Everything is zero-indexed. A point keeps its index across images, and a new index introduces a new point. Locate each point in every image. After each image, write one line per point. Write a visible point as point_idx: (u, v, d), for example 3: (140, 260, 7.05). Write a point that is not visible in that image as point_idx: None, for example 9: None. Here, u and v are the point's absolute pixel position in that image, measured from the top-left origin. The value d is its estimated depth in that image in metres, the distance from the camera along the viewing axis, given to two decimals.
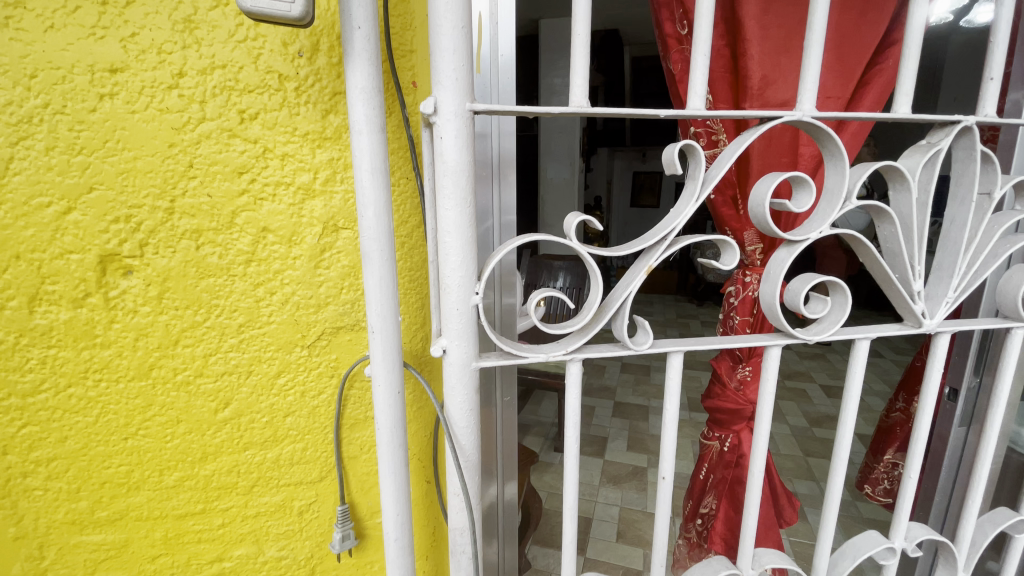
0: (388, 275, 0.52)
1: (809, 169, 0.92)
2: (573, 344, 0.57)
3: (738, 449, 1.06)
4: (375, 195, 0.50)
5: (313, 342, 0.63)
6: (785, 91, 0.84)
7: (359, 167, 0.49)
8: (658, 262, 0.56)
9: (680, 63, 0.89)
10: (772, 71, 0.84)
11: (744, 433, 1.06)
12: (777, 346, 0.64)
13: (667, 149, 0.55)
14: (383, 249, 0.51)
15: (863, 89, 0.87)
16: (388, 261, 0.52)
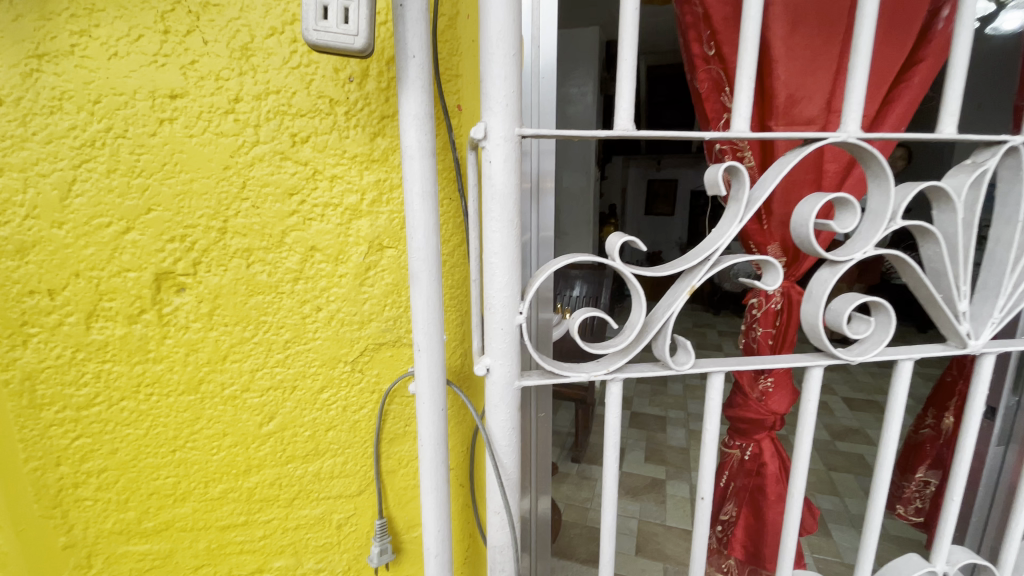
0: (435, 295, 0.53)
1: (834, 188, 0.89)
2: (614, 363, 0.58)
3: (758, 458, 1.02)
4: (425, 217, 0.51)
5: (355, 358, 0.64)
6: (810, 109, 0.84)
7: (410, 190, 0.50)
8: (701, 281, 0.56)
9: (706, 82, 0.89)
10: (799, 90, 0.84)
11: (766, 442, 1.02)
12: (819, 366, 0.63)
13: (708, 171, 0.56)
14: (431, 269, 0.52)
15: (890, 105, 0.86)
16: (435, 281, 0.53)
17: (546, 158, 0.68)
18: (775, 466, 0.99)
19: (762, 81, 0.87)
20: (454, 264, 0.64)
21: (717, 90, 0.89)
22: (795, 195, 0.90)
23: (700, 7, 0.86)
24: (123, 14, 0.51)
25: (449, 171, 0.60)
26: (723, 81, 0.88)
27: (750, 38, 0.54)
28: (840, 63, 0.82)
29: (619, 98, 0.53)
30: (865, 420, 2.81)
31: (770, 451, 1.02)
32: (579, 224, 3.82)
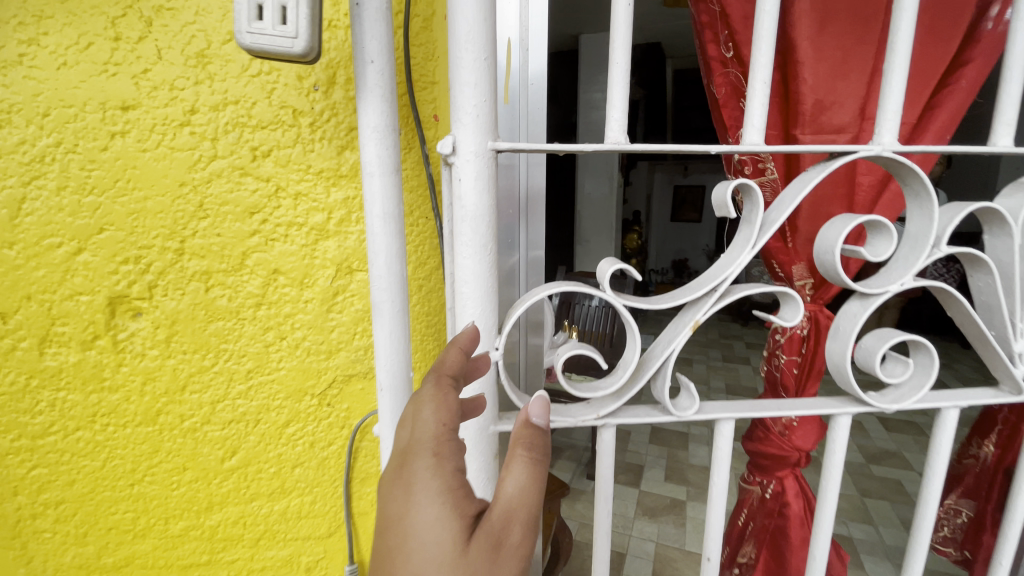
0: (400, 328, 0.47)
1: (866, 206, 0.78)
2: (605, 408, 0.50)
3: (779, 496, 0.91)
4: (387, 240, 0.45)
5: (324, 391, 0.59)
6: (842, 116, 0.75)
7: (369, 211, 0.45)
8: (707, 316, 0.48)
9: (725, 87, 0.81)
10: (828, 94, 0.75)
11: (790, 480, 0.90)
12: (847, 414, 0.55)
13: (717, 188, 0.49)
14: (395, 300, 0.46)
15: (934, 111, 0.75)
16: (400, 312, 0.47)
17: (536, 171, 0.61)
18: (799, 507, 0.88)
19: (786, 86, 0.78)
20: (431, 288, 0.59)
21: (736, 95, 0.81)
22: (822, 211, 0.81)
23: (717, 5, 0.78)
24: (72, 20, 0.47)
25: (424, 187, 0.55)
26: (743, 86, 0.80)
27: (766, 37, 0.47)
28: (875, 65, 0.74)
29: (610, 106, 0.46)
30: (901, 442, 2.63)
31: (794, 490, 0.90)
32: (600, 231, 3.73)
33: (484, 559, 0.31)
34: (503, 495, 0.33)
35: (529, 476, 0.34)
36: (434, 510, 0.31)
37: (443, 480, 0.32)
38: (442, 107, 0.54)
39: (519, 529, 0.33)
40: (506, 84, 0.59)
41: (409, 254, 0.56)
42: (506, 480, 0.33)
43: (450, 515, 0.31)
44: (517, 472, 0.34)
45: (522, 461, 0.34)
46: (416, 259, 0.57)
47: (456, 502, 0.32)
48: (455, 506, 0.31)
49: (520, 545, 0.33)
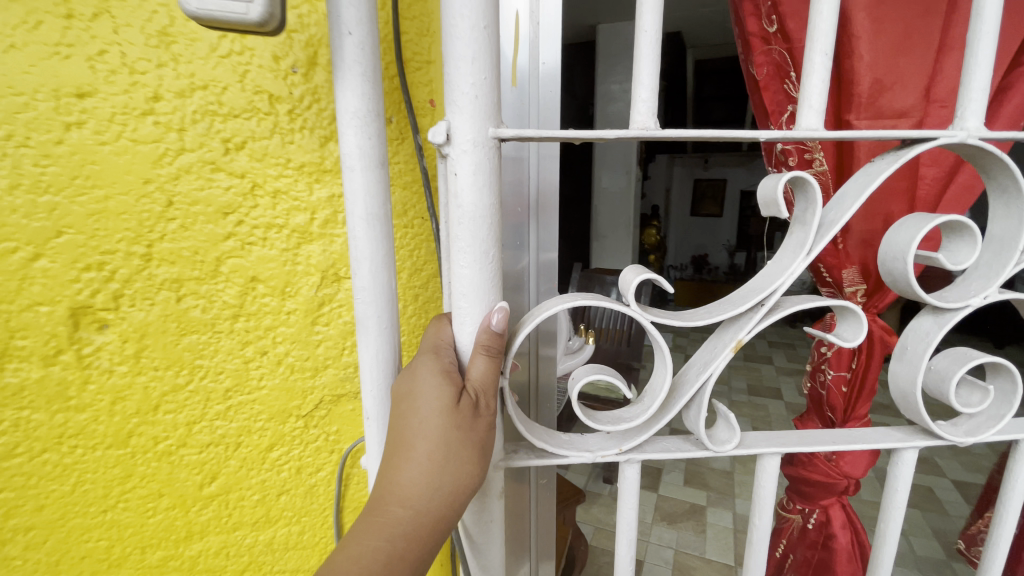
0: (388, 348, 0.41)
1: (929, 202, 0.71)
2: (630, 441, 0.43)
3: (825, 527, 0.85)
4: (372, 247, 0.38)
5: (311, 411, 0.54)
6: (904, 99, 0.67)
7: (350, 212, 0.38)
8: (751, 335, 0.40)
9: (766, 67, 0.74)
10: (888, 73, 0.66)
11: (835, 509, 0.84)
12: (913, 448, 0.46)
13: (765, 182, 0.41)
14: (382, 315, 0.40)
15: (1007, 95, 0.66)
16: (388, 330, 0.40)
17: (548, 164, 0.54)
18: (846, 540, 0.82)
19: (837, 65, 0.70)
20: (428, 297, 0.53)
21: (779, 75, 0.73)
22: (877, 210, 0.73)
23: None
24: None
25: (420, 183, 0.48)
26: (787, 65, 0.72)
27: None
28: (942, 40, 0.65)
29: (638, 84, 0.39)
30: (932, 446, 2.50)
31: (841, 522, 0.84)
32: (616, 226, 3.63)
33: (472, 414, 0.37)
34: (481, 372, 0.38)
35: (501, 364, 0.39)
36: (434, 378, 0.38)
37: (441, 364, 0.39)
38: (439, 90, 0.48)
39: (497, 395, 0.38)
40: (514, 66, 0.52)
41: (404, 260, 0.50)
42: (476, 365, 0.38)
43: (443, 384, 0.37)
44: (477, 360, 0.38)
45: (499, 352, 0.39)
46: (412, 265, 0.50)
47: (450, 375, 0.38)
48: (449, 377, 0.38)
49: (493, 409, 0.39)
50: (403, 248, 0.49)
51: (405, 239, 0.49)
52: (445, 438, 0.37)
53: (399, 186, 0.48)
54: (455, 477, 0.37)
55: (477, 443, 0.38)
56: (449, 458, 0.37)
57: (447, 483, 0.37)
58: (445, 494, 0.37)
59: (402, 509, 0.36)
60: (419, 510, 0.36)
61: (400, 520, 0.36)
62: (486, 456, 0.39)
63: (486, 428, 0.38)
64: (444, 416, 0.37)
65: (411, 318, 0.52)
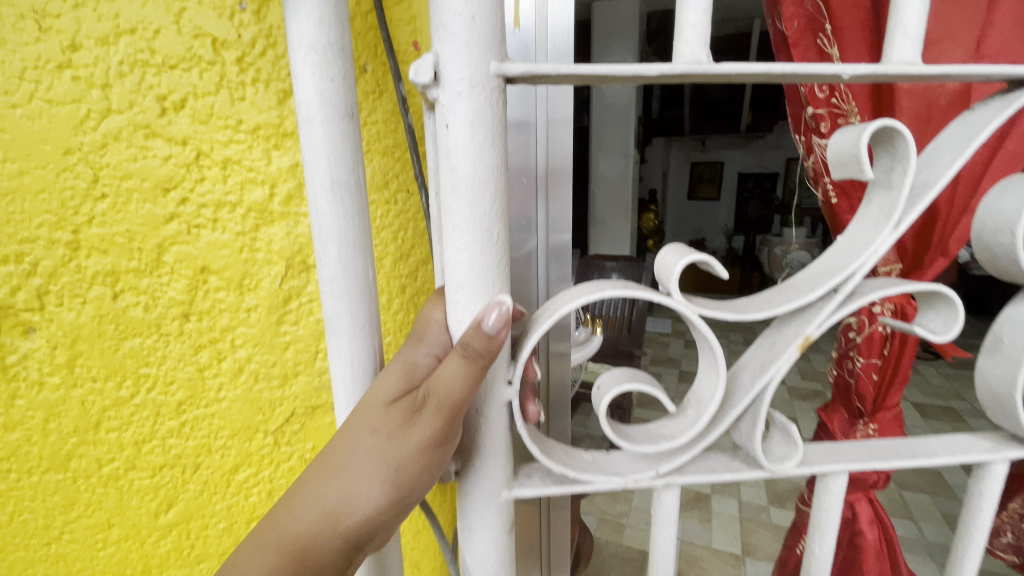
0: (364, 354, 0.32)
1: (974, 176, 0.63)
2: (671, 463, 0.35)
3: (851, 524, 0.78)
4: (342, 225, 0.30)
5: (281, 427, 0.46)
6: (953, 53, 0.59)
7: (311, 179, 0.29)
8: (822, 330, 0.33)
9: (797, 21, 0.65)
10: (939, 26, 0.59)
11: (862, 503, 0.78)
12: (1004, 461, 0.38)
13: (840, 135, 0.33)
14: (356, 314, 0.31)
15: None
16: (364, 334, 0.32)
17: (558, 133, 0.45)
18: (875, 538, 0.76)
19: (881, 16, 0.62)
20: (418, 288, 0.45)
21: (811, 30, 0.65)
22: None
23: None
24: None
25: (403, 148, 0.40)
26: (822, 17, 0.63)
27: None
28: None
29: (686, 3, 0.30)
30: None
31: (869, 517, 0.77)
32: (616, 211, 3.52)
33: (406, 422, 0.29)
34: (436, 376, 0.29)
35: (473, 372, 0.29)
36: (387, 368, 0.31)
37: (403, 356, 0.32)
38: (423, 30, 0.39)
39: (450, 410, 0.29)
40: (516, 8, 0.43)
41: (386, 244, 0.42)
42: (444, 366, 0.29)
43: (399, 376, 0.31)
44: (450, 361, 0.29)
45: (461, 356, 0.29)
46: (397, 251, 0.42)
47: (414, 370, 0.31)
48: (412, 371, 0.31)
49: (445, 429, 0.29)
50: (386, 228, 0.41)
51: (389, 218, 0.41)
52: (361, 440, 0.29)
53: (376, 151, 0.39)
54: (361, 496, 0.29)
55: (399, 461, 0.29)
56: (357, 466, 0.29)
57: (346, 498, 0.29)
58: (341, 514, 0.29)
59: (285, 514, 0.29)
60: (304, 523, 0.28)
61: (277, 527, 0.28)
62: (410, 484, 0.30)
63: (420, 447, 0.29)
64: (373, 412, 0.30)
65: (397, 313, 0.43)
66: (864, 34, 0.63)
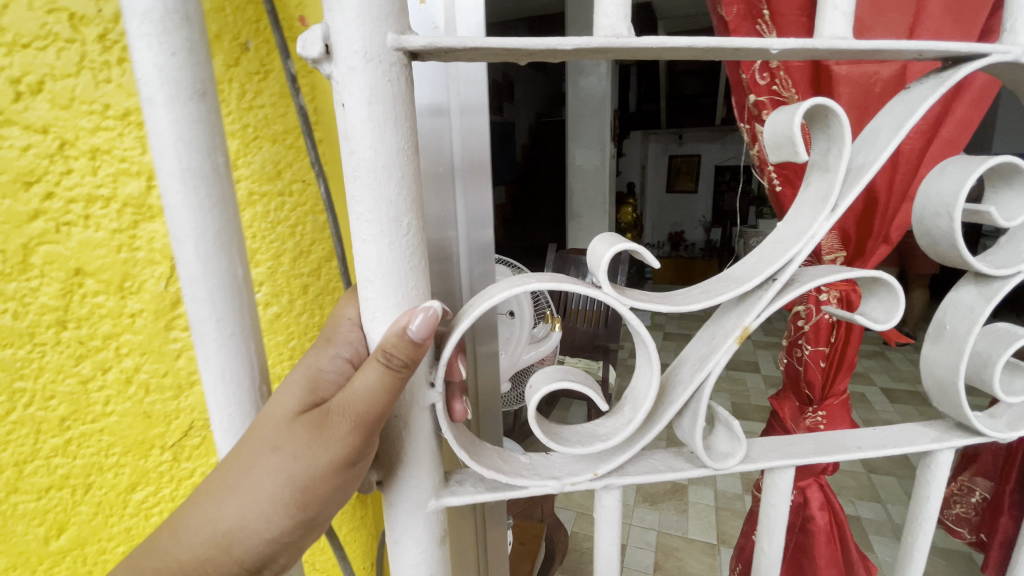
0: (238, 361, 0.30)
1: (911, 163, 0.67)
2: (608, 464, 0.33)
3: (803, 509, 0.82)
4: (198, 218, 0.28)
5: (180, 442, 0.42)
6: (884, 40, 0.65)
7: (160, 168, 0.27)
8: (760, 321, 0.31)
9: (736, 7, 0.71)
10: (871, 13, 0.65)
11: (812, 489, 0.82)
12: (948, 449, 0.37)
13: (775, 116, 0.31)
14: (224, 318, 0.29)
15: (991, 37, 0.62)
16: (240, 342, 0.30)
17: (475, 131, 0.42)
18: (825, 523, 0.79)
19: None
20: (322, 288, 0.44)
21: (751, 16, 0.70)
22: None
23: None
24: None
25: (294, 134, 0.39)
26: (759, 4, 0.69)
27: None
28: None
29: None
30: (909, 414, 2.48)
31: (818, 502, 0.81)
32: (594, 206, 3.47)
33: (310, 441, 0.27)
34: (346, 391, 0.27)
35: (389, 386, 0.27)
36: (290, 379, 0.29)
37: (309, 365, 0.29)
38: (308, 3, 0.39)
39: (357, 429, 0.27)
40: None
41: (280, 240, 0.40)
42: (354, 380, 0.27)
43: (303, 386, 0.28)
44: (370, 368, 0.27)
45: (377, 363, 0.26)
46: (295, 247, 0.41)
47: (320, 381, 0.29)
48: (316, 382, 0.29)
49: (356, 446, 0.27)
50: (282, 220, 0.40)
51: (285, 210, 0.40)
52: (260, 462, 0.27)
53: (234, 135, 0.37)
54: (258, 522, 0.27)
55: (301, 484, 0.27)
56: (252, 489, 0.27)
57: (240, 523, 0.27)
58: (234, 540, 0.27)
59: (174, 538, 0.27)
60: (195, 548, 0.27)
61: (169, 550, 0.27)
62: (317, 506, 0.28)
63: (322, 469, 0.27)
64: (272, 430, 0.27)
65: (301, 316, 0.43)
66: (801, 19, 0.67)
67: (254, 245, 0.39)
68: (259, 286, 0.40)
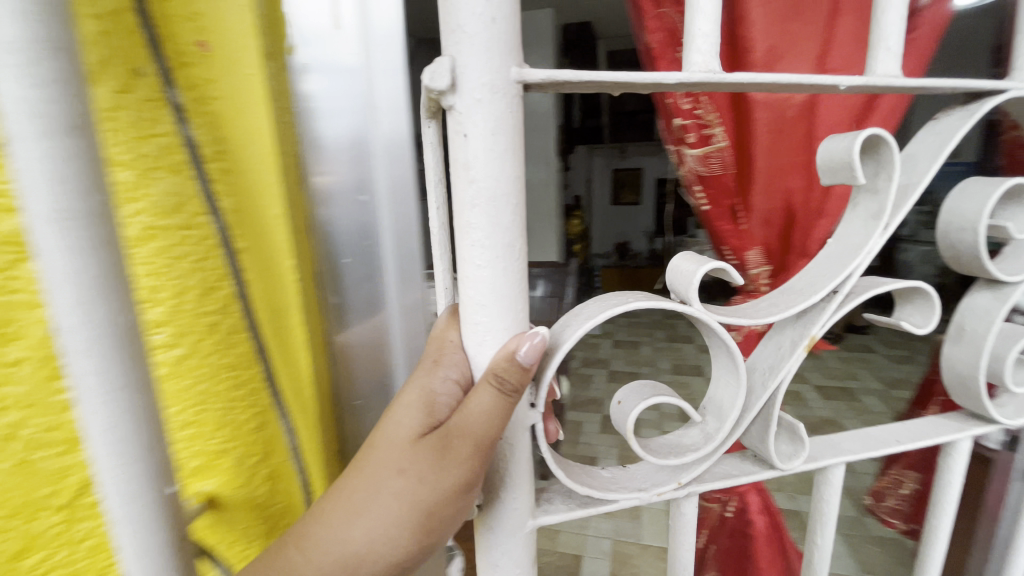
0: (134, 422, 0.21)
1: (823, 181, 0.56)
2: (691, 472, 0.35)
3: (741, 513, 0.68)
4: (88, 268, 0.19)
5: (76, 503, 0.31)
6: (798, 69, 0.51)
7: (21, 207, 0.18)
8: (825, 330, 0.34)
9: (661, 32, 0.52)
10: (782, 39, 0.50)
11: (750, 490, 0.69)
12: (969, 438, 0.42)
13: (831, 143, 0.34)
14: (111, 371, 0.20)
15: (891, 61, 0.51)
16: (131, 401, 0.21)
17: (398, 167, 0.41)
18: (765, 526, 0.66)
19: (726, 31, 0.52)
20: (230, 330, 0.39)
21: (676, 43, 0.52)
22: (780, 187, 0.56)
23: None
24: None
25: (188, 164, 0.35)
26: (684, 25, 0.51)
27: None
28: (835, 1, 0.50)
29: (696, 8, 0.28)
30: None
31: (760, 505, 0.67)
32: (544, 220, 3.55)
33: (435, 464, 0.26)
34: (460, 412, 0.26)
35: (503, 408, 0.26)
36: (408, 400, 0.28)
37: (424, 386, 0.29)
38: (211, 28, 0.34)
39: (476, 452, 0.26)
40: (323, 38, 0.39)
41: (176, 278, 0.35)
42: (466, 403, 0.26)
43: (420, 408, 0.28)
44: (482, 392, 0.26)
45: (490, 387, 0.26)
46: (201, 283, 0.36)
47: (434, 404, 0.28)
48: (432, 404, 0.28)
49: (477, 468, 0.27)
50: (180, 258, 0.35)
51: (188, 244, 0.35)
52: (384, 482, 0.27)
53: (125, 165, 0.32)
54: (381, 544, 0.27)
55: (425, 507, 0.26)
56: (376, 508, 0.26)
57: (362, 544, 0.26)
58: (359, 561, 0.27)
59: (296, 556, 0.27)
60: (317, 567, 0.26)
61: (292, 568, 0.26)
62: (440, 531, 0.27)
63: (444, 492, 0.26)
64: (397, 450, 0.27)
65: (209, 359, 0.37)
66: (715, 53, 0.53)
67: (156, 282, 0.34)
68: (164, 326, 0.34)
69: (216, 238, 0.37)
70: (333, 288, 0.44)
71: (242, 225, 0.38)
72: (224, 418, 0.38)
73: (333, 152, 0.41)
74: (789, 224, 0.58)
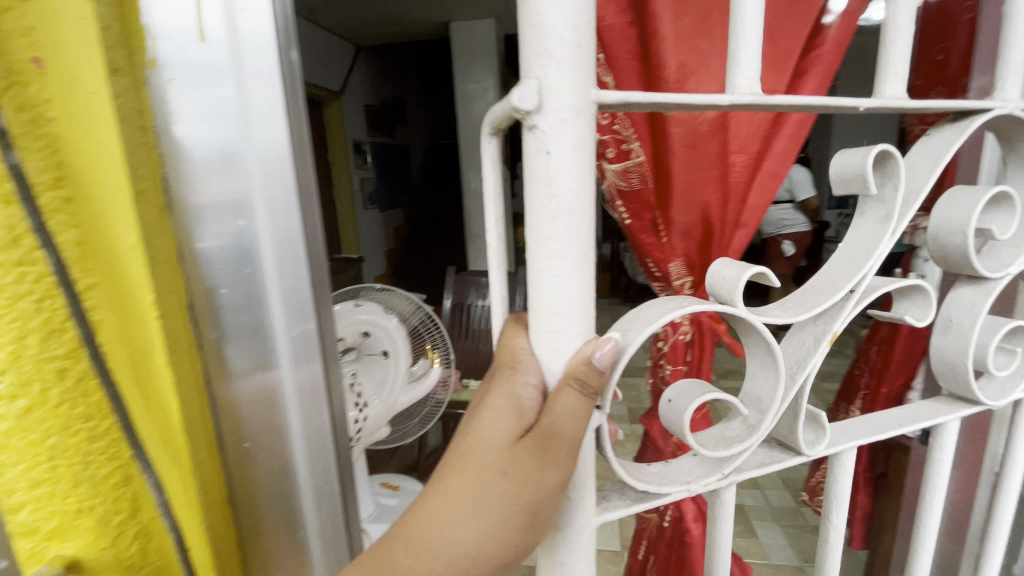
0: None
1: (739, 193, 0.57)
2: (732, 463, 0.37)
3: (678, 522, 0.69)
4: None
5: None
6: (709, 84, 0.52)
7: None
8: (845, 325, 0.37)
9: None
10: (692, 56, 0.51)
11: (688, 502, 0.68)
12: (958, 418, 0.46)
13: (843, 156, 0.38)
14: None
15: (799, 82, 0.54)
16: None
17: (275, 186, 0.51)
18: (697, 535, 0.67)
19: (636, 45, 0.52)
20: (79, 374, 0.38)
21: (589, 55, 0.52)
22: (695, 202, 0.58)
23: None
24: None
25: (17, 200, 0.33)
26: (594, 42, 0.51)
27: None
28: None
29: (740, 36, 0.31)
30: None
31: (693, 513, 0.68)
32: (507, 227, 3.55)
33: (536, 462, 0.28)
34: (549, 414, 0.28)
35: (586, 408, 0.28)
36: (498, 403, 0.29)
37: (510, 388, 0.30)
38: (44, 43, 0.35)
39: (571, 449, 0.28)
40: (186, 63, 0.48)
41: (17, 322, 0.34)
42: (553, 406, 0.28)
43: (510, 412, 0.29)
44: (565, 394, 0.28)
45: (573, 391, 0.28)
46: (44, 326, 0.35)
47: (523, 408, 0.29)
48: (520, 408, 0.29)
49: (571, 463, 0.28)
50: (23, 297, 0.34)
51: (24, 283, 0.34)
52: (489, 481, 0.28)
53: None
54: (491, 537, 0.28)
55: (530, 500, 0.28)
56: (484, 505, 0.28)
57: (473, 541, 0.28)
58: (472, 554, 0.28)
59: (410, 554, 0.29)
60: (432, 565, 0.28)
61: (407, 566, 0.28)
62: (544, 521, 0.29)
63: (547, 487, 0.28)
64: (496, 452, 0.28)
65: (58, 407, 0.37)
66: (635, 65, 0.53)
67: None
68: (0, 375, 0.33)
69: (55, 277, 0.35)
70: (210, 320, 0.54)
71: (89, 259, 0.38)
72: (80, 472, 0.38)
73: (204, 177, 0.50)
74: (708, 237, 0.59)
